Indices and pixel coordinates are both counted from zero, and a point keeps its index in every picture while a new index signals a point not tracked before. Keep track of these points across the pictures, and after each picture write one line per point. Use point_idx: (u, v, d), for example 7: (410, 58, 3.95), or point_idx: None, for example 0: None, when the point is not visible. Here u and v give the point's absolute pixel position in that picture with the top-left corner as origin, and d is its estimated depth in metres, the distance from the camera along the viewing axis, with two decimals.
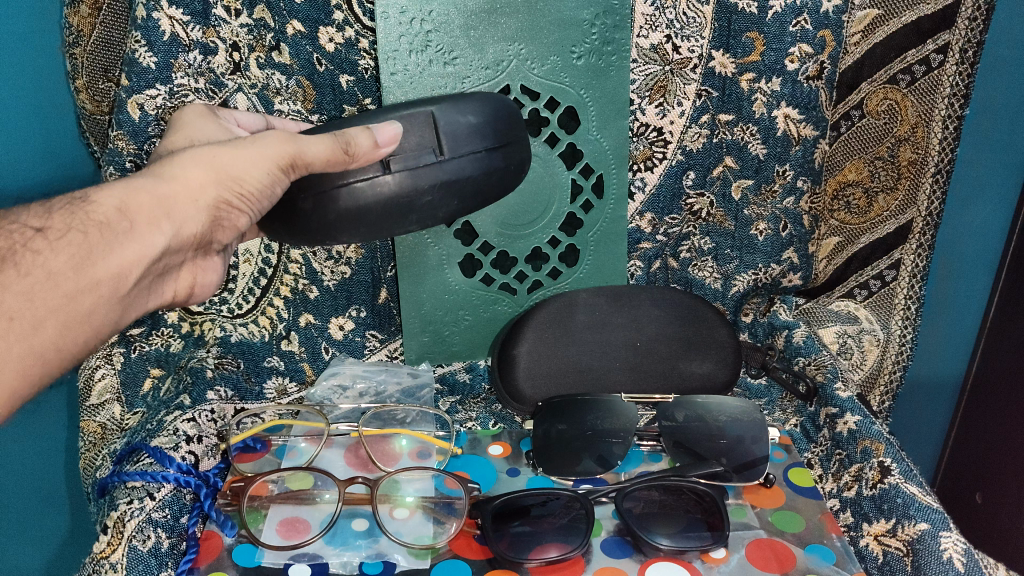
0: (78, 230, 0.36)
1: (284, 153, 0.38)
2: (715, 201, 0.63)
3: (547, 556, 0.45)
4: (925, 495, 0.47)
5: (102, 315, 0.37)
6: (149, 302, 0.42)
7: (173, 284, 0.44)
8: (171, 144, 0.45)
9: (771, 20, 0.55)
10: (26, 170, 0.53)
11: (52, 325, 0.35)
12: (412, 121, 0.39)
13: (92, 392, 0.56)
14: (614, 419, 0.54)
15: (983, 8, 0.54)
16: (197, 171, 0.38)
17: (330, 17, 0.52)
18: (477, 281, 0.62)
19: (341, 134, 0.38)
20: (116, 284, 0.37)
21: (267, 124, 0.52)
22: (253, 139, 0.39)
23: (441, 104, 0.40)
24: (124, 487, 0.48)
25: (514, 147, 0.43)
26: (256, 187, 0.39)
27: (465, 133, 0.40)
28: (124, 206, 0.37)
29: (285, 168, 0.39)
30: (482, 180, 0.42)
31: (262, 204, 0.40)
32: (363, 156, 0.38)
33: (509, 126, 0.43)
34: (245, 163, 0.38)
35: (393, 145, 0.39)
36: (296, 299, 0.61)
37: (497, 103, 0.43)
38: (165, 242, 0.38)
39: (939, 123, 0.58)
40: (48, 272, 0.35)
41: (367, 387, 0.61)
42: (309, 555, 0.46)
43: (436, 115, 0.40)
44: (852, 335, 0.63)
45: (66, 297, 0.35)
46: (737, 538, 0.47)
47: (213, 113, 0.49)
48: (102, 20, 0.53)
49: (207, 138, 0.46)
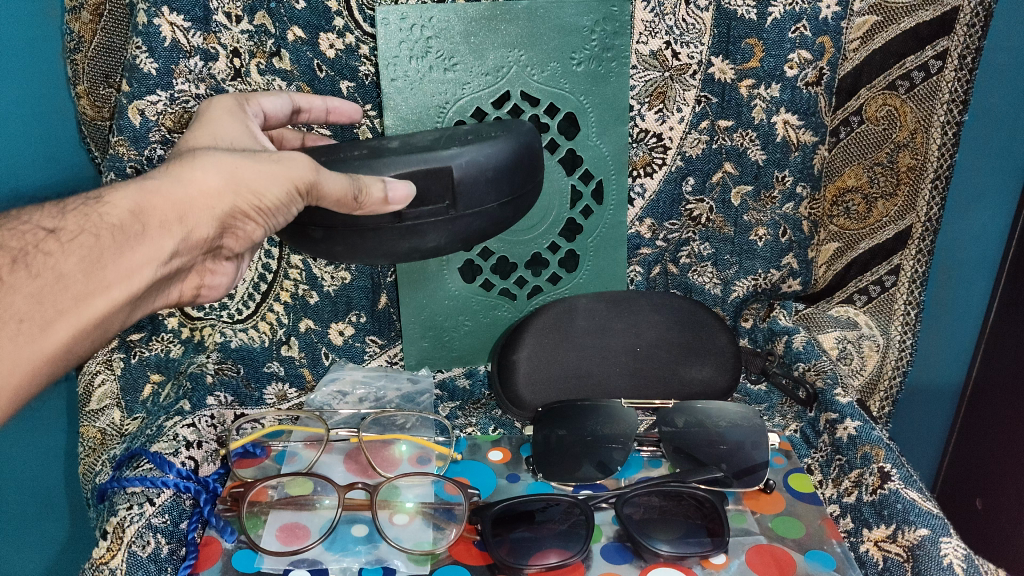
0: (91, 232, 0.36)
1: (303, 178, 0.38)
2: (715, 207, 0.62)
3: (547, 561, 0.46)
4: (925, 501, 0.47)
5: (112, 318, 0.38)
6: (157, 302, 0.43)
7: (180, 286, 0.44)
8: (193, 140, 0.43)
9: (771, 27, 0.55)
10: (28, 173, 0.53)
11: (64, 326, 0.35)
12: (429, 175, 0.40)
13: (92, 397, 0.56)
14: (614, 425, 0.54)
15: (982, 15, 0.55)
16: (216, 178, 0.38)
17: (330, 23, 0.53)
18: (477, 287, 0.62)
19: (357, 179, 0.38)
20: (127, 287, 0.37)
21: (293, 106, 0.50)
22: (277, 157, 0.39)
23: (461, 152, 0.40)
24: (124, 493, 0.47)
25: (525, 197, 0.44)
26: (273, 204, 0.39)
27: (482, 188, 0.41)
28: (138, 209, 0.37)
29: (302, 191, 0.39)
30: (491, 229, 0.43)
31: (276, 219, 0.40)
32: (371, 207, 0.39)
33: (525, 176, 0.43)
34: (264, 178, 0.38)
35: (404, 203, 0.39)
36: (296, 305, 0.61)
37: (519, 150, 0.43)
38: (175, 246, 0.38)
39: (939, 129, 0.59)
40: (59, 274, 0.35)
41: (367, 393, 0.61)
42: (309, 561, 0.46)
43: (455, 169, 0.40)
44: (852, 340, 0.64)
45: (75, 300, 0.35)
46: (737, 544, 0.47)
47: (242, 108, 0.47)
48: (103, 26, 0.53)
49: (231, 138, 0.44)
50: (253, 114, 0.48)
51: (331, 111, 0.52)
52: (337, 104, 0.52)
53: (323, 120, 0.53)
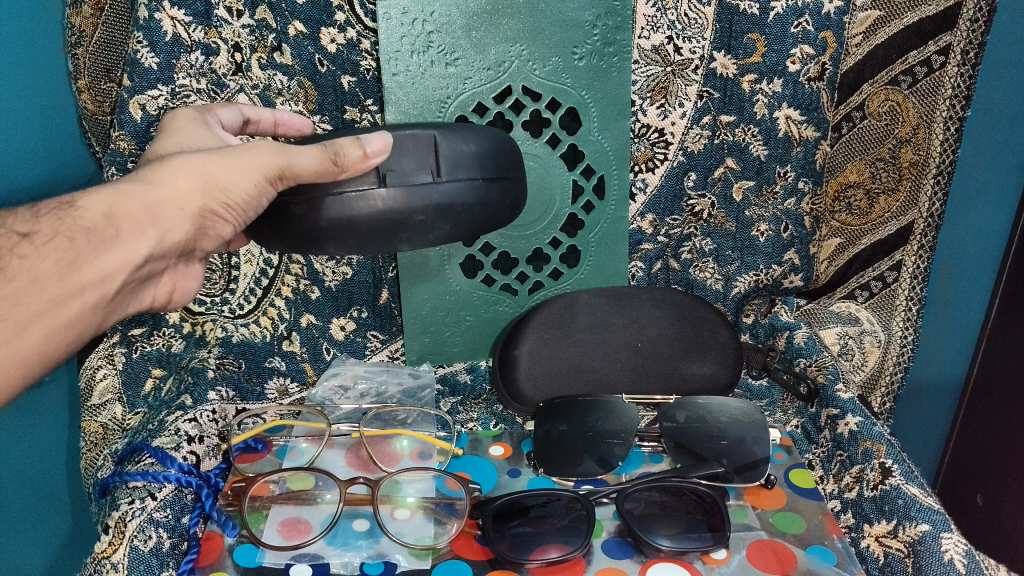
0: (64, 235, 0.37)
1: (273, 165, 0.37)
2: (716, 202, 0.62)
3: (548, 556, 0.45)
4: (926, 496, 0.47)
5: (88, 320, 0.39)
6: (130, 306, 0.43)
7: (154, 291, 0.45)
8: (159, 148, 0.42)
9: (772, 22, 0.55)
10: (26, 171, 0.53)
11: (36, 331, 0.37)
12: (413, 141, 0.39)
13: (94, 392, 0.56)
14: (615, 420, 0.54)
15: (984, 10, 0.54)
16: (187, 178, 0.38)
17: (332, 17, 0.53)
18: (478, 282, 0.62)
19: (331, 145, 0.37)
20: (101, 290, 0.38)
21: (243, 117, 0.49)
22: (244, 149, 0.38)
23: (445, 129, 0.40)
24: (125, 487, 0.47)
25: (512, 184, 0.42)
26: (242, 199, 0.38)
27: (467, 160, 0.40)
28: (111, 212, 0.37)
29: (273, 180, 0.38)
30: (478, 208, 0.40)
31: (247, 215, 0.40)
32: (351, 167, 0.37)
33: (510, 163, 0.42)
34: (233, 173, 0.38)
35: (383, 155, 0.38)
36: (297, 300, 0.61)
37: (500, 139, 0.43)
38: (150, 249, 0.39)
39: (941, 124, 0.58)
40: (34, 277, 0.36)
41: (368, 388, 0.61)
42: (309, 555, 0.46)
43: (438, 138, 0.39)
44: (852, 337, 0.63)
45: (51, 302, 0.37)
46: (738, 539, 0.47)
47: (204, 120, 0.46)
48: (104, 21, 0.53)
49: (198, 145, 0.43)
50: (213, 123, 0.46)
51: (280, 123, 0.51)
52: (285, 117, 0.51)
53: (272, 133, 0.51)
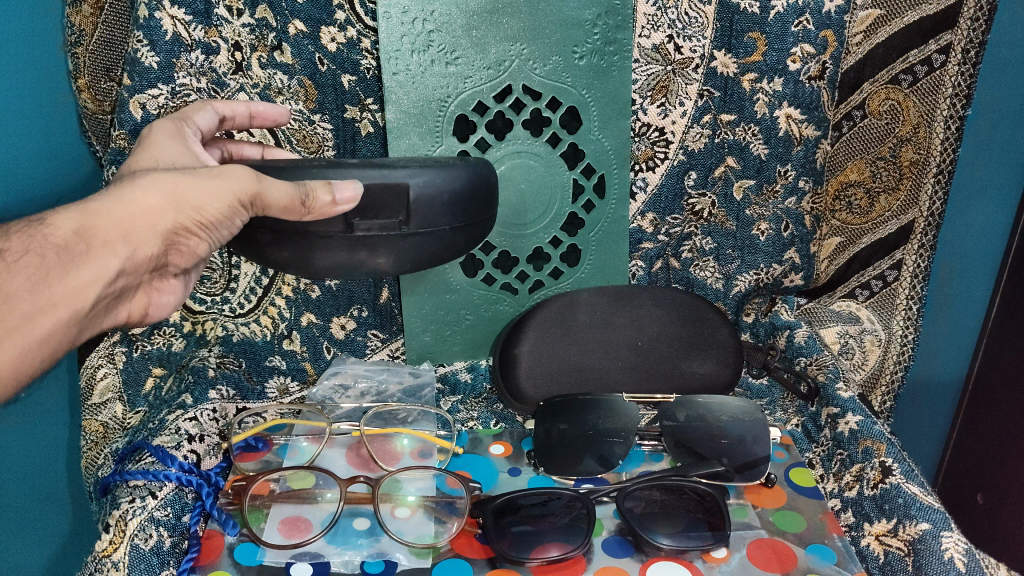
0: (36, 252, 0.37)
1: (246, 190, 0.38)
2: (717, 202, 0.62)
3: (548, 555, 0.45)
4: (926, 495, 0.47)
5: (60, 337, 0.39)
6: (103, 322, 0.43)
7: (128, 306, 0.45)
8: (136, 163, 0.43)
9: (773, 20, 0.56)
10: (26, 174, 0.53)
11: (11, 345, 0.37)
12: (388, 189, 0.40)
13: (94, 391, 0.57)
14: (615, 419, 0.54)
15: (985, 9, 0.54)
16: (158, 196, 0.38)
17: (332, 17, 0.52)
18: (478, 281, 0.61)
19: (302, 185, 0.38)
20: (74, 305, 0.38)
21: (218, 114, 0.50)
22: (216, 172, 0.38)
23: (422, 174, 0.41)
24: (126, 486, 0.47)
25: (478, 225, 0.45)
26: (216, 217, 0.39)
27: (437, 211, 0.42)
28: (81, 230, 0.38)
29: (246, 204, 0.39)
30: (441, 251, 0.44)
31: (220, 233, 0.40)
32: (319, 210, 0.39)
33: (480, 203, 0.44)
34: (205, 193, 0.38)
35: (352, 203, 0.39)
36: (297, 299, 0.61)
37: (476, 176, 0.44)
38: (120, 264, 0.39)
39: (942, 123, 0.58)
40: (6, 292, 0.36)
41: (368, 387, 0.61)
42: (310, 554, 0.46)
43: (413, 188, 0.40)
44: (852, 335, 0.64)
45: (23, 318, 0.37)
46: (738, 538, 0.47)
47: (184, 132, 0.46)
48: (104, 20, 0.53)
49: (174, 162, 0.43)
50: (192, 133, 0.47)
51: (256, 115, 0.52)
52: (262, 108, 0.52)
53: (247, 124, 0.52)
